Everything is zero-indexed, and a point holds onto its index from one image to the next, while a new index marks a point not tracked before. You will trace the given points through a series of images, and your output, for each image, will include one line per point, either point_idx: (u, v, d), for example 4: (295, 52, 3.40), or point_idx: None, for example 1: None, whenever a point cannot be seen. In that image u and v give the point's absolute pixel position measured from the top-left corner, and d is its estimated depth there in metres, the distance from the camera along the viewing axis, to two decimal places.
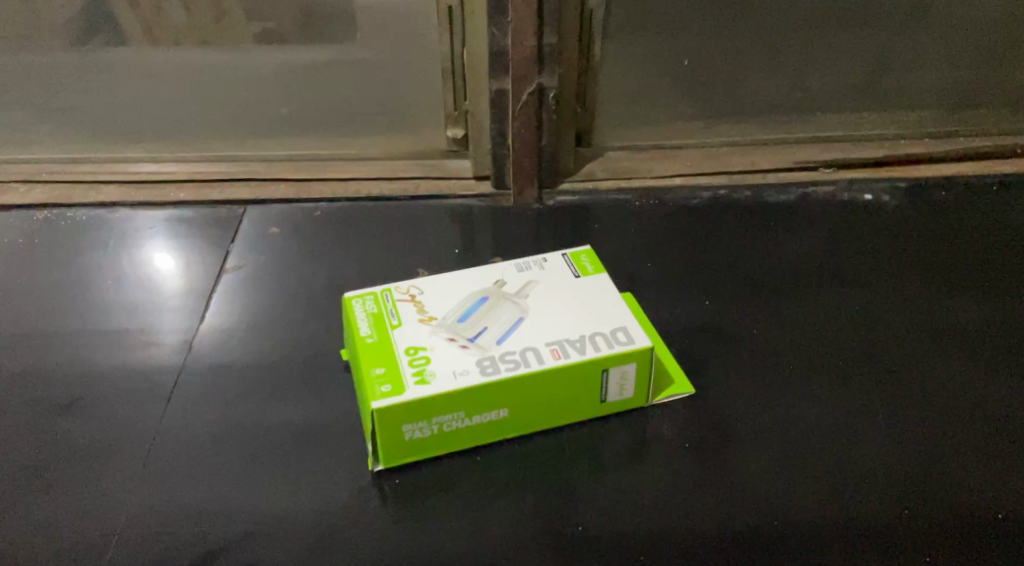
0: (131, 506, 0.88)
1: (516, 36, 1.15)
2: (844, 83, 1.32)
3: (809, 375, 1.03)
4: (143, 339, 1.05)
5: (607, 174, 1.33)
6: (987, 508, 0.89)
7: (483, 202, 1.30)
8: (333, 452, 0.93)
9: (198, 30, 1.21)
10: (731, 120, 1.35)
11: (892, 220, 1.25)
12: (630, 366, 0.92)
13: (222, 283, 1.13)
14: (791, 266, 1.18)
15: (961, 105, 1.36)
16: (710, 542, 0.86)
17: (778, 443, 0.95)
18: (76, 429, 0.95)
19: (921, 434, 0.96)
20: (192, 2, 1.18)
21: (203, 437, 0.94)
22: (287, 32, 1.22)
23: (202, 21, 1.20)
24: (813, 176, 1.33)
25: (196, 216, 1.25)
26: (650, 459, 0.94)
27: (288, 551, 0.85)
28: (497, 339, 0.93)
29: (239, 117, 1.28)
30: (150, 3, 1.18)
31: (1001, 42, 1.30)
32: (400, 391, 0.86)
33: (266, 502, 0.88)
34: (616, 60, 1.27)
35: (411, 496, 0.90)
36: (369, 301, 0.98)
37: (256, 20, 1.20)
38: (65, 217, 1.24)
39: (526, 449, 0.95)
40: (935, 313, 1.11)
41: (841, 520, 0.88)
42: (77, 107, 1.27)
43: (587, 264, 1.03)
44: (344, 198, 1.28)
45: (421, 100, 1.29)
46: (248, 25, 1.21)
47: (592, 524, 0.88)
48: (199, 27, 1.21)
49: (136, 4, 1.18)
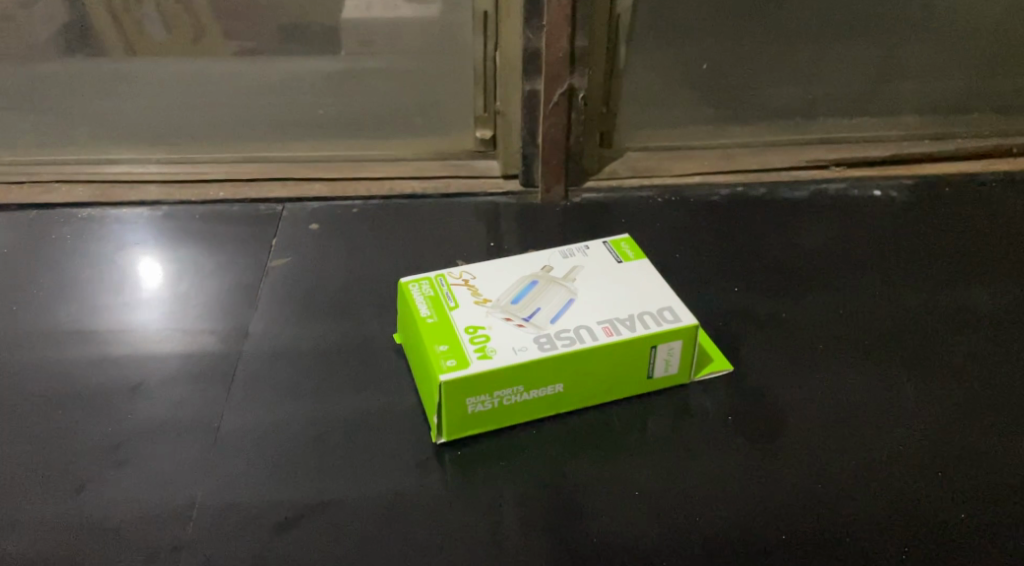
0: (183, 476, 0.91)
1: (550, 39, 1.21)
2: (849, 89, 1.41)
3: (830, 361, 1.07)
4: (186, 326, 1.11)
5: (629, 173, 1.39)
6: (1011, 472, 0.94)
7: (511, 199, 1.36)
8: (384, 426, 0.97)
9: (176, 47, 1.31)
10: (741, 122, 1.43)
11: (904, 214, 1.32)
12: (676, 343, 0.95)
13: (270, 274, 1.20)
14: (810, 258, 1.23)
15: (958, 109, 1.46)
16: (754, 518, 0.89)
17: (807, 422, 0.99)
18: (141, 409, 0.99)
19: (945, 412, 1.01)
20: (170, 21, 1.29)
21: (259, 415, 0.98)
22: (263, 48, 1.31)
23: (181, 38, 1.30)
24: (823, 174, 1.41)
25: (240, 211, 1.33)
26: (689, 437, 0.97)
27: (361, 517, 0.88)
28: (552, 318, 0.94)
29: (276, 121, 1.38)
30: (132, 22, 1.29)
31: (993, 51, 1.39)
32: (464, 364, 0.88)
33: (323, 475, 0.92)
34: (640, 64, 1.33)
35: (469, 466, 0.93)
36: (425, 285, 0.99)
37: (233, 40, 1.30)
38: (110, 215, 1.32)
39: (577, 425, 0.97)
40: (951, 297, 1.16)
41: (875, 492, 0.92)
42: (113, 113, 1.36)
43: (628, 250, 1.05)
44: (379, 196, 1.36)
45: (453, 103, 1.37)
46: (226, 44, 1.31)
47: (641, 488, 0.92)
48: (177, 44, 1.31)
49: (118, 23, 1.28)
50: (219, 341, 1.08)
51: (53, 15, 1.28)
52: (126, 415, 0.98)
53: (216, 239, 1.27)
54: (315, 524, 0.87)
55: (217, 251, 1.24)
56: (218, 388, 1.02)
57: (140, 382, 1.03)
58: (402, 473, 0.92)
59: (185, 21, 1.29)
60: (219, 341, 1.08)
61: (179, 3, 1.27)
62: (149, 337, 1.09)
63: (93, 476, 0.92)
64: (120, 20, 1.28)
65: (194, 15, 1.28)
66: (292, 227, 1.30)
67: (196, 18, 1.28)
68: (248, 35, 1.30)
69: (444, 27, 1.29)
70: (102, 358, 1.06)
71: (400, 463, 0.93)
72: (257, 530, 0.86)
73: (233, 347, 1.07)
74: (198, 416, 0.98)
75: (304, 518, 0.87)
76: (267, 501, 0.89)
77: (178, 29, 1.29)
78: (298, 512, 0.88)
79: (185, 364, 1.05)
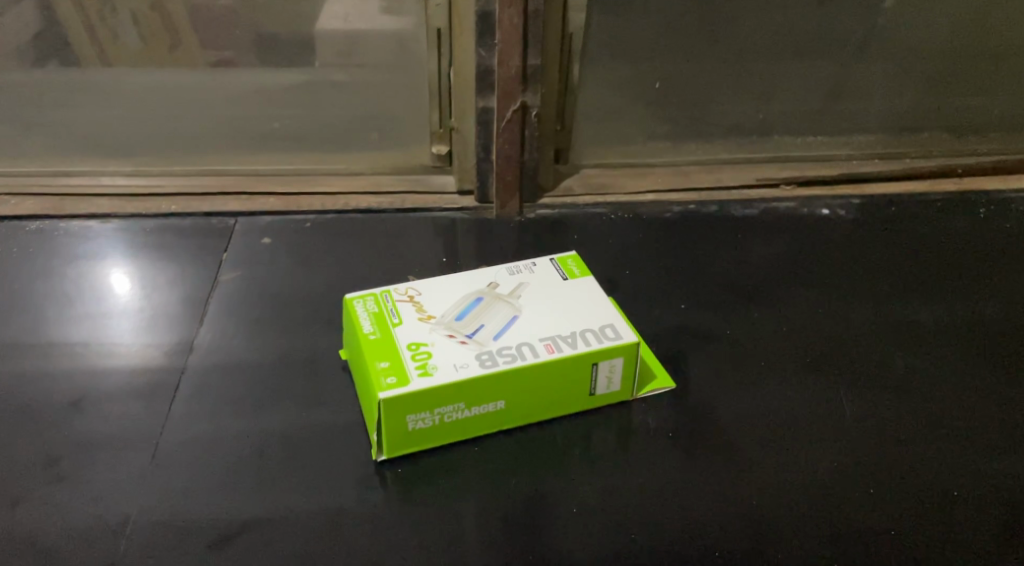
0: (120, 492, 0.91)
1: (502, 58, 1.22)
2: (801, 109, 1.43)
3: (774, 377, 1.08)
4: (129, 342, 1.10)
5: (584, 190, 1.41)
6: (943, 488, 0.96)
7: (465, 215, 1.37)
8: (326, 443, 0.97)
9: (152, 55, 1.30)
10: (696, 140, 1.45)
11: (852, 233, 1.34)
12: (618, 359, 0.96)
13: (218, 289, 1.19)
14: (758, 276, 1.24)
15: (906, 129, 1.48)
16: (691, 534, 0.90)
17: (749, 439, 1.00)
18: (82, 425, 0.98)
19: (885, 429, 1.02)
20: (146, 31, 1.28)
21: (199, 431, 0.97)
22: (241, 58, 1.31)
23: (157, 47, 1.30)
24: (774, 192, 1.44)
25: (191, 224, 1.33)
26: (631, 453, 0.98)
27: (298, 534, 0.88)
28: (494, 335, 0.95)
29: (233, 135, 1.38)
30: (107, 30, 1.28)
31: (940, 73, 1.42)
32: (404, 382, 0.88)
33: (261, 493, 0.91)
34: (594, 82, 1.35)
35: (409, 483, 0.93)
36: (370, 300, 0.99)
37: (211, 49, 1.30)
38: (58, 228, 1.31)
39: (519, 441, 0.98)
40: (891, 314, 1.18)
41: (811, 508, 0.93)
42: (68, 125, 1.36)
43: (574, 267, 1.06)
44: (334, 211, 1.36)
45: (409, 118, 1.38)
46: (204, 54, 1.30)
47: (580, 504, 0.92)
48: (153, 51, 1.30)
49: (93, 31, 1.28)
50: (163, 356, 1.08)
51: (24, 26, 1.27)
52: (64, 431, 0.98)
53: (166, 252, 1.26)
54: (251, 541, 0.87)
55: (166, 264, 1.24)
56: (161, 403, 1.01)
57: (80, 397, 1.02)
58: (343, 490, 0.92)
59: (165, 31, 1.28)
60: (163, 356, 1.08)
61: (158, 11, 1.27)
62: (91, 353, 1.08)
63: (29, 491, 0.91)
64: (94, 28, 1.28)
65: (170, 27, 1.28)
66: (244, 240, 1.29)
67: (171, 26, 1.28)
68: (223, 45, 1.30)
69: (402, 42, 1.30)
70: (43, 371, 1.05)
71: (341, 479, 0.93)
72: (193, 547, 0.86)
73: (178, 362, 1.07)
74: (138, 432, 0.97)
75: (241, 536, 0.87)
76: (206, 517, 0.89)
77: (156, 40, 1.29)
78: (235, 529, 0.88)
79: (127, 380, 1.04)
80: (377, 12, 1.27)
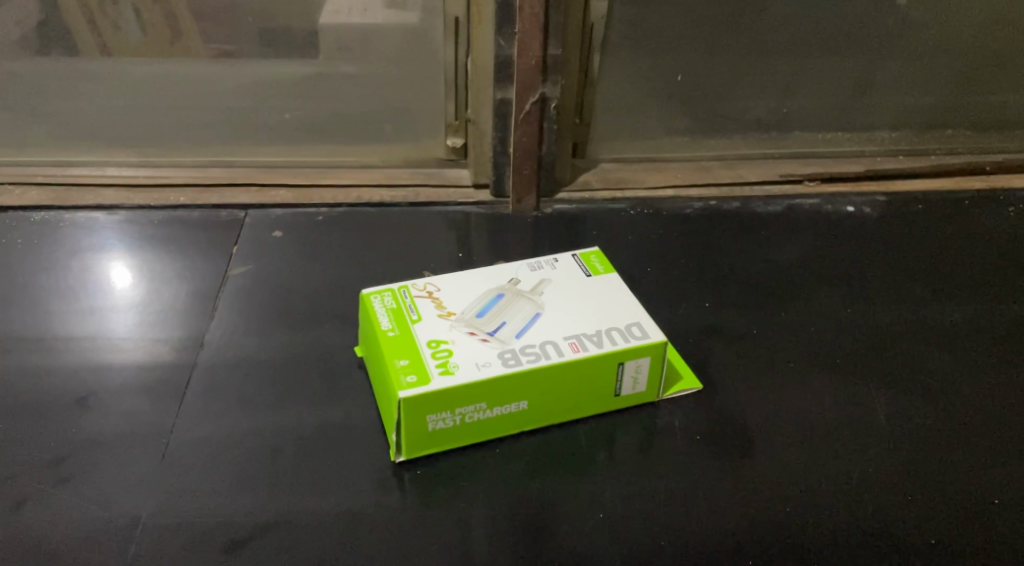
0: (128, 493, 0.88)
1: (522, 48, 1.19)
2: (824, 104, 1.40)
3: (801, 378, 1.05)
4: (135, 338, 1.07)
5: (602, 184, 1.37)
6: (983, 493, 0.93)
7: (481, 209, 1.33)
8: (341, 444, 0.93)
9: (154, 48, 1.27)
10: (716, 136, 1.42)
11: (876, 232, 1.31)
12: (645, 359, 0.93)
13: (228, 283, 1.16)
14: (782, 274, 1.21)
15: (931, 126, 1.45)
16: (721, 540, 0.87)
17: (778, 442, 0.97)
18: (89, 423, 0.95)
19: (918, 432, 0.99)
20: (149, 24, 1.25)
21: (210, 431, 0.94)
22: (246, 51, 1.28)
23: (160, 39, 1.26)
24: (797, 189, 1.40)
25: (200, 216, 1.30)
26: (657, 456, 0.94)
27: (313, 538, 0.85)
28: (517, 333, 0.92)
29: (242, 127, 1.35)
30: (109, 22, 1.25)
31: (967, 68, 1.39)
32: (425, 381, 0.85)
33: (275, 496, 0.88)
34: (614, 75, 1.32)
35: (429, 486, 0.90)
36: (388, 296, 0.96)
37: (214, 43, 1.27)
38: (62, 219, 1.28)
39: (541, 443, 0.95)
40: (923, 314, 1.15)
41: (846, 513, 0.90)
42: (72, 115, 1.32)
43: (597, 264, 1.03)
44: (346, 204, 1.33)
45: (423, 110, 1.34)
46: (207, 47, 1.27)
47: (605, 510, 0.89)
48: (156, 44, 1.27)
49: (95, 23, 1.24)
50: (172, 353, 1.04)
51: (29, 12, 1.24)
52: (70, 431, 0.94)
53: (174, 246, 1.23)
54: (265, 546, 0.84)
55: (175, 258, 1.20)
56: (170, 400, 0.98)
57: (87, 395, 0.99)
58: (359, 492, 0.89)
59: (166, 23, 1.25)
60: (172, 353, 1.04)
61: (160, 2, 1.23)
62: (97, 348, 1.05)
63: (35, 492, 0.88)
64: (96, 20, 1.24)
65: (177, 16, 1.24)
66: (255, 234, 1.26)
67: (175, 18, 1.24)
68: (227, 37, 1.26)
69: (416, 33, 1.26)
70: (48, 367, 1.02)
71: (357, 481, 0.90)
72: (204, 552, 0.83)
73: (188, 358, 1.04)
74: (147, 430, 0.94)
75: (254, 540, 0.84)
76: (219, 520, 0.86)
77: (166, 29, 1.26)
78: (249, 532, 0.85)
79: (136, 376, 1.01)
80: (388, 2, 1.24)
